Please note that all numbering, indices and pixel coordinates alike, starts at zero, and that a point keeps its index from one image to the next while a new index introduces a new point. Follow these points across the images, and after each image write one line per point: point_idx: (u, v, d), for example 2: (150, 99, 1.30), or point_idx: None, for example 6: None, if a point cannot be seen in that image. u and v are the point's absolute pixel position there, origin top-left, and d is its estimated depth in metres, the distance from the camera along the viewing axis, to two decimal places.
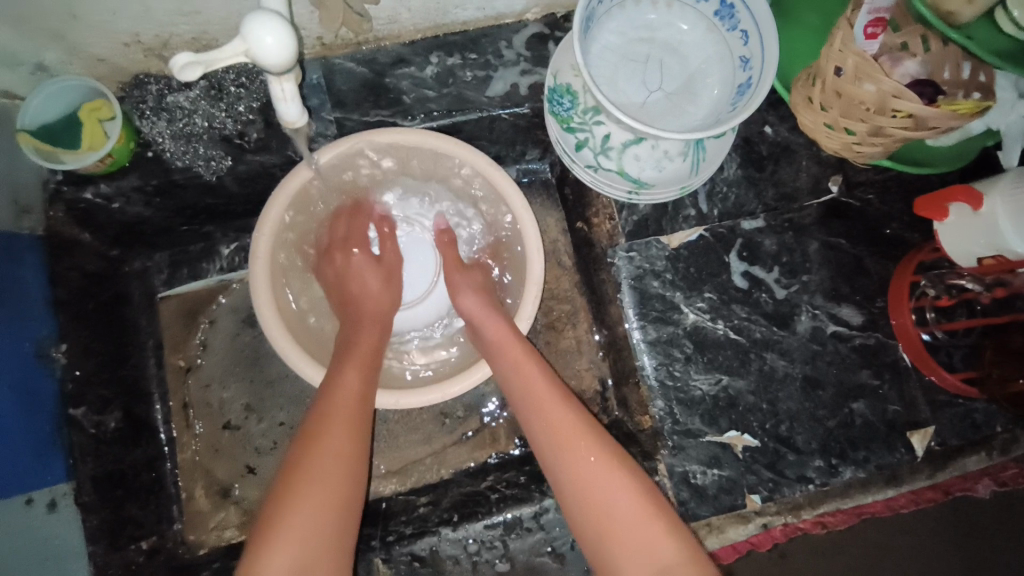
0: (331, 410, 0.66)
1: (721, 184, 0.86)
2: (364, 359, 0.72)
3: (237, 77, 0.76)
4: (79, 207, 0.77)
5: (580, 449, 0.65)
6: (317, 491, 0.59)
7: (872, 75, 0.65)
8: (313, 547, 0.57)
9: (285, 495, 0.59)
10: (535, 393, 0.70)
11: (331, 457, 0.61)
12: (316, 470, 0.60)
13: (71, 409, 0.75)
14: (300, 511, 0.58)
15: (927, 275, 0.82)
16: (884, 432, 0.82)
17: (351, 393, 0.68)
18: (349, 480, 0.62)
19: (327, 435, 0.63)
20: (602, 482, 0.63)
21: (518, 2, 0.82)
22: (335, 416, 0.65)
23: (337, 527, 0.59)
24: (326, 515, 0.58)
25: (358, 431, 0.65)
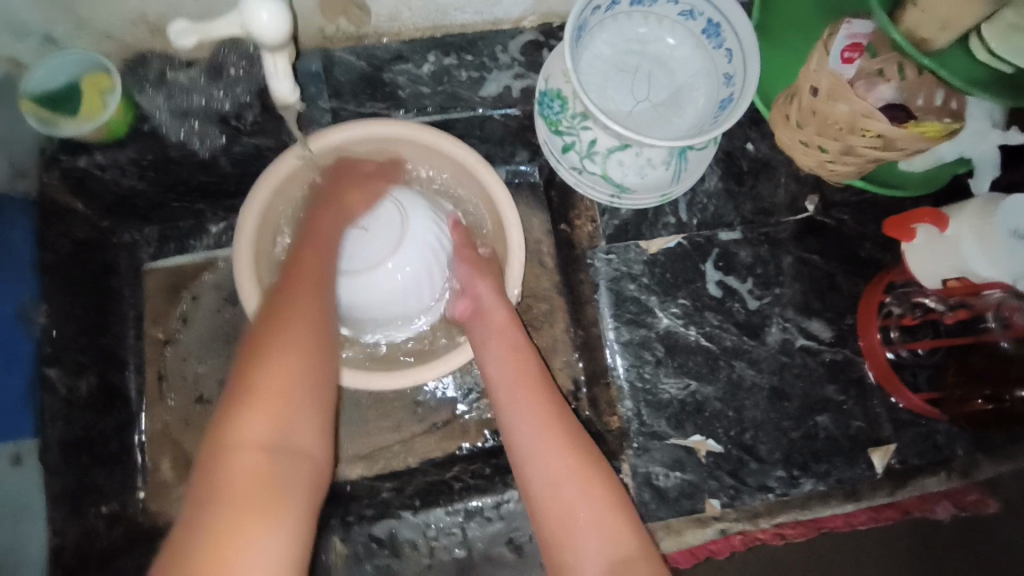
0: (293, 290, 0.67)
1: (701, 195, 0.88)
2: (324, 250, 0.73)
3: (238, 60, 0.77)
4: (74, 175, 0.79)
5: (549, 445, 0.70)
6: (286, 351, 0.60)
7: (847, 96, 0.67)
8: (290, 404, 0.58)
9: (257, 360, 0.59)
10: (527, 387, 0.74)
11: (297, 327, 0.63)
12: (284, 339, 0.61)
13: (46, 369, 0.75)
14: (272, 369, 0.59)
15: (894, 293, 0.84)
16: (847, 447, 0.83)
17: (311, 277, 0.69)
18: (315, 347, 0.63)
19: (292, 311, 0.64)
20: (569, 478, 0.68)
21: (516, 9, 0.85)
22: (297, 295, 0.66)
23: (311, 387, 0.60)
24: (297, 372, 0.60)
25: (321, 306, 0.67)
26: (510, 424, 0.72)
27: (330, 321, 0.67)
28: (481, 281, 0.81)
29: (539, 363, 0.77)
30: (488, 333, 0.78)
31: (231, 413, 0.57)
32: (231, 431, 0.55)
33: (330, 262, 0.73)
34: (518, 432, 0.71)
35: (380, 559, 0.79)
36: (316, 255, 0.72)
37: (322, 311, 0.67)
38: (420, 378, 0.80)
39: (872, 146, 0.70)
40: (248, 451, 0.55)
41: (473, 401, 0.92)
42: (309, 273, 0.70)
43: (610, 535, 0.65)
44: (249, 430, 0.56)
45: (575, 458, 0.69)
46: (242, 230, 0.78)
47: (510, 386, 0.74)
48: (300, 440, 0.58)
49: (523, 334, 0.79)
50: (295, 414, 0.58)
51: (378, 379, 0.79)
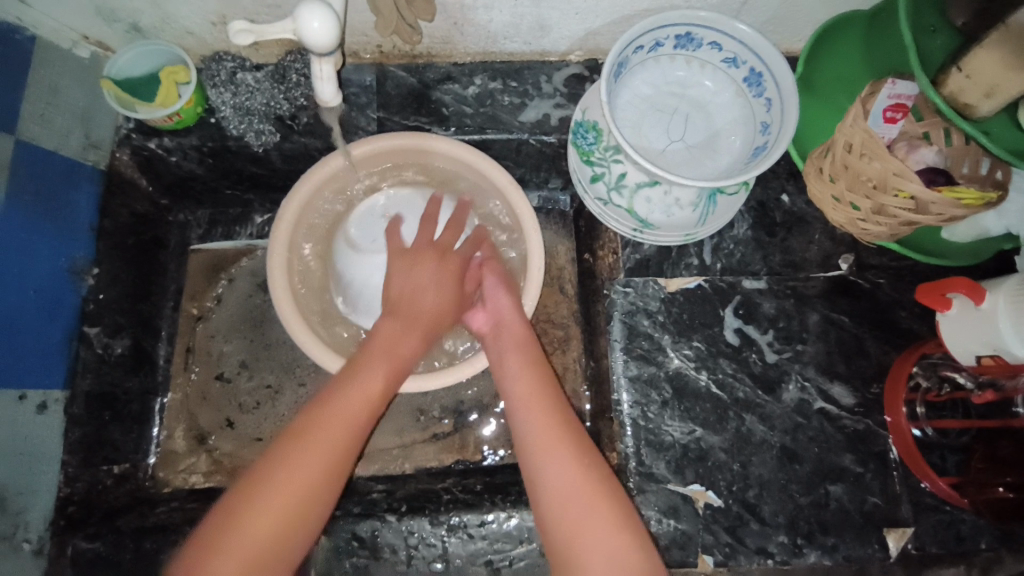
0: (332, 409, 0.66)
1: (729, 240, 0.88)
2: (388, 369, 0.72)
3: (301, 67, 0.86)
4: (142, 154, 0.87)
5: (566, 465, 0.68)
6: (287, 495, 0.61)
7: (880, 153, 0.66)
8: (266, 549, 0.59)
9: (259, 487, 0.61)
10: (535, 396, 0.73)
11: (309, 467, 0.63)
12: (290, 479, 0.62)
13: (87, 326, 0.81)
14: (259, 515, 0.60)
15: (922, 364, 0.80)
16: (859, 523, 0.77)
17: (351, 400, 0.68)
18: (316, 495, 0.62)
19: (314, 443, 0.64)
20: (586, 498, 0.66)
21: (562, 42, 0.90)
22: (331, 419, 0.66)
23: (296, 536, 0.61)
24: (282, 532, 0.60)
25: (348, 443, 0.65)
26: (525, 438, 0.71)
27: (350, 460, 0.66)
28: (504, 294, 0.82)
29: (548, 376, 0.76)
30: (506, 344, 0.78)
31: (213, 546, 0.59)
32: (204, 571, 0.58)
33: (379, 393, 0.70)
34: (534, 447, 0.70)
35: (358, 560, 0.75)
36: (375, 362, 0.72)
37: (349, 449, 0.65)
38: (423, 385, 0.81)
39: (905, 208, 0.68)
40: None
41: (475, 416, 0.92)
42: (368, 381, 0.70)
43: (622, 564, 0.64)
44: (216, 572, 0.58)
45: (590, 480, 0.68)
46: (283, 215, 0.83)
47: (527, 400, 0.73)
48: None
49: (532, 343, 0.79)
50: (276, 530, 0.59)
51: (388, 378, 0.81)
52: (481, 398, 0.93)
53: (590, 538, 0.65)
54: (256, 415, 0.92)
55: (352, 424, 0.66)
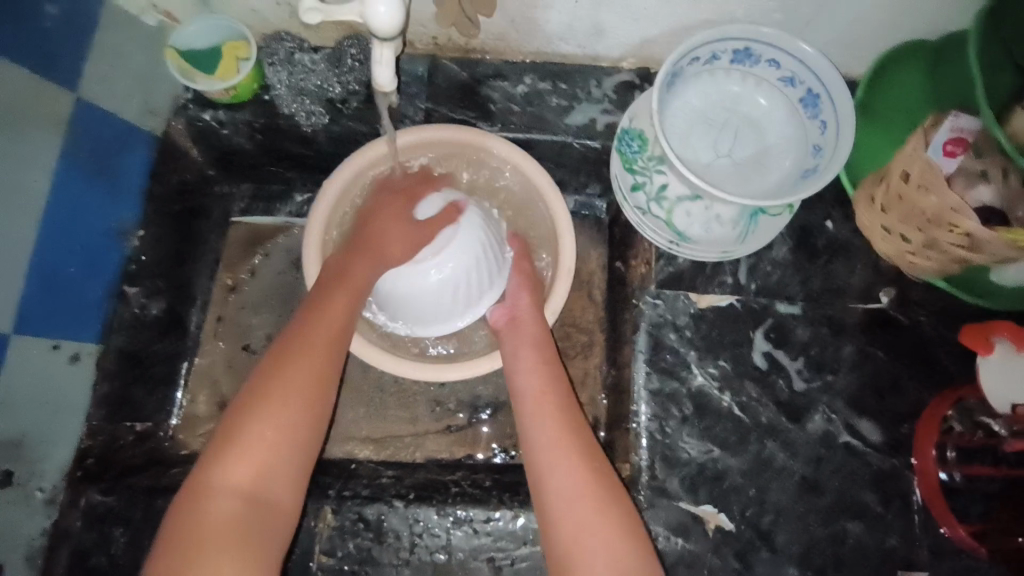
0: (312, 327, 0.69)
1: (767, 262, 0.86)
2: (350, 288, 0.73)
3: (356, 53, 0.88)
4: (196, 125, 0.89)
5: (567, 460, 0.69)
6: (280, 401, 0.64)
7: (938, 185, 0.64)
8: (272, 456, 0.63)
9: (258, 398, 0.64)
10: (541, 390, 0.75)
11: (298, 376, 0.66)
12: (282, 389, 0.65)
13: (127, 287, 0.84)
14: (257, 423, 0.63)
15: (958, 408, 0.76)
16: (875, 563, 0.75)
17: (329, 315, 0.71)
18: (309, 403, 0.66)
19: (300, 356, 0.67)
20: (589, 499, 0.67)
21: (616, 48, 0.89)
22: (313, 333, 0.69)
23: (294, 442, 0.64)
24: (290, 437, 0.64)
25: (329, 353, 0.69)
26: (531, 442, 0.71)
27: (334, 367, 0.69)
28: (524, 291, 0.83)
29: (562, 375, 0.77)
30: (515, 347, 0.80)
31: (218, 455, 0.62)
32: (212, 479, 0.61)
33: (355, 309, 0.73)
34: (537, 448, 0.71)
35: (362, 542, 0.75)
36: (343, 289, 0.73)
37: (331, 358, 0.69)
38: (446, 375, 0.83)
39: (959, 245, 0.67)
40: (222, 504, 0.60)
41: (490, 413, 0.92)
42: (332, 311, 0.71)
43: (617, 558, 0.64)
44: (226, 479, 0.61)
45: (592, 481, 0.68)
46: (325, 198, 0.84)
47: (533, 402, 0.74)
48: (276, 495, 0.62)
49: (551, 343, 0.80)
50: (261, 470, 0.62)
51: (410, 366, 0.83)
52: (498, 395, 0.93)
53: (592, 532, 0.65)
54: None
55: (328, 334, 0.70)
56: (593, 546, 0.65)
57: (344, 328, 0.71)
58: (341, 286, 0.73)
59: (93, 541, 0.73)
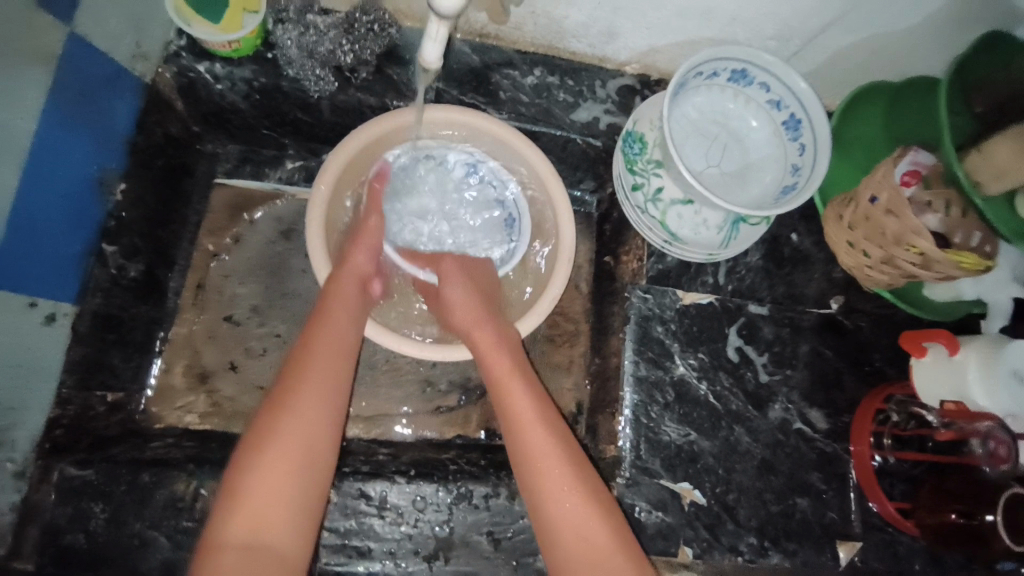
0: (304, 376, 0.68)
1: (743, 266, 0.95)
2: (337, 331, 0.72)
3: (371, 22, 0.86)
4: (187, 75, 0.84)
5: (567, 482, 0.67)
6: (274, 455, 0.62)
7: (902, 211, 0.75)
8: (270, 511, 0.60)
9: (256, 450, 0.62)
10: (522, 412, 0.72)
11: (291, 428, 0.64)
12: (276, 443, 0.63)
13: (104, 245, 0.77)
14: (255, 477, 0.61)
15: (893, 403, 0.89)
16: (817, 534, 0.87)
17: (321, 362, 0.69)
18: (305, 457, 0.63)
19: (292, 407, 0.65)
20: (591, 526, 0.65)
21: (623, 53, 0.94)
22: (309, 378, 0.68)
23: (291, 498, 0.61)
24: (289, 490, 0.61)
25: (322, 404, 0.67)
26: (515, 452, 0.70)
27: (331, 418, 0.67)
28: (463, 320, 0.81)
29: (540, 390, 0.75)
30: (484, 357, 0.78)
31: (217, 511, 0.60)
32: (213, 538, 0.58)
33: (345, 356, 0.72)
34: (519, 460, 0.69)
35: (365, 516, 0.76)
36: (327, 333, 0.72)
37: (325, 408, 0.67)
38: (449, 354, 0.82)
39: (913, 262, 0.78)
40: (227, 555, 0.57)
41: (479, 395, 0.95)
42: (319, 345, 0.71)
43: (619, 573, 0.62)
44: (225, 534, 0.58)
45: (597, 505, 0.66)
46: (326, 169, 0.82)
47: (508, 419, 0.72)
48: (278, 539, 0.60)
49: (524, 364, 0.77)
50: (264, 511, 0.60)
51: (408, 344, 0.82)
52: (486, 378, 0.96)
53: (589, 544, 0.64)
54: (265, 361, 0.90)
55: (323, 383, 0.68)
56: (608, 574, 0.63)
57: (337, 376, 0.69)
58: (322, 323, 0.73)
59: (67, 517, 0.68)
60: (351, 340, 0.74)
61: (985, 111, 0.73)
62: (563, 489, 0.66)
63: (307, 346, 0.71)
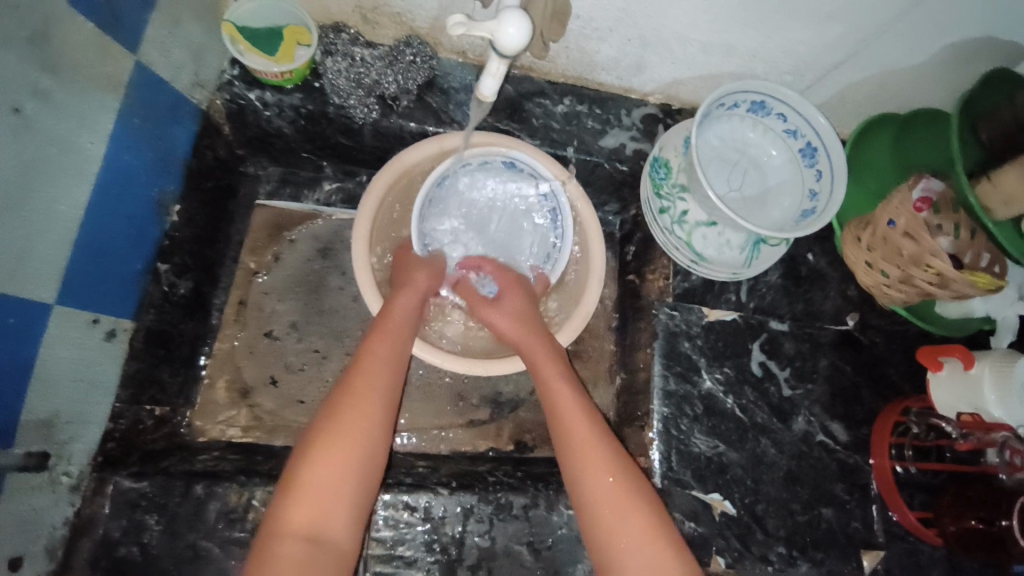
0: (366, 376, 0.71)
1: (763, 284, 1.00)
2: (394, 336, 0.77)
3: (415, 53, 0.89)
4: (238, 103, 0.87)
5: (598, 466, 0.71)
6: (337, 447, 0.65)
7: (919, 233, 0.81)
8: (330, 502, 0.63)
9: (317, 445, 0.65)
10: (562, 406, 0.76)
11: (353, 423, 0.67)
12: (340, 437, 0.66)
13: (160, 263, 0.80)
14: (319, 468, 0.64)
15: (912, 416, 0.93)
16: (842, 542, 0.90)
17: (382, 364, 0.73)
18: (364, 453, 0.66)
19: (354, 404, 0.69)
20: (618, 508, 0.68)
21: (649, 84, 0.99)
22: (368, 381, 0.71)
23: (351, 491, 0.64)
24: (349, 484, 0.64)
25: (382, 404, 0.70)
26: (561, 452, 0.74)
27: (386, 418, 0.70)
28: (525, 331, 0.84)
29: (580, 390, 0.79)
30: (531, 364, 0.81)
31: (282, 498, 0.63)
32: (277, 523, 0.61)
33: (401, 361, 0.76)
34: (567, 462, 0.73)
35: (410, 526, 0.78)
36: (386, 337, 0.76)
37: (384, 408, 0.71)
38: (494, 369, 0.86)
39: (929, 282, 0.83)
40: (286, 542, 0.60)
41: (510, 409, 0.98)
42: (379, 353, 0.74)
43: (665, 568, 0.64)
44: (289, 520, 0.61)
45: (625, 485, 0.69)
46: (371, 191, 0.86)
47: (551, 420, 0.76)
48: (334, 533, 0.62)
49: (562, 363, 0.82)
50: (323, 504, 0.62)
51: (451, 360, 0.85)
52: (518, 392, 0.99)
53: (636, 540, 0.65)
54: (302, 376, 0.93)
55: (382, 384, 0.71)
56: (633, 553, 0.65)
57: (394, 379, 0.73)
58: (381, 331, 0.77)
59: (122, 529, 0.71)
60: (406, 345, 0.78)
61: (991, 139, 0.78)
62: (599, 471, 0.70)
63: (368, 352, 0.74)
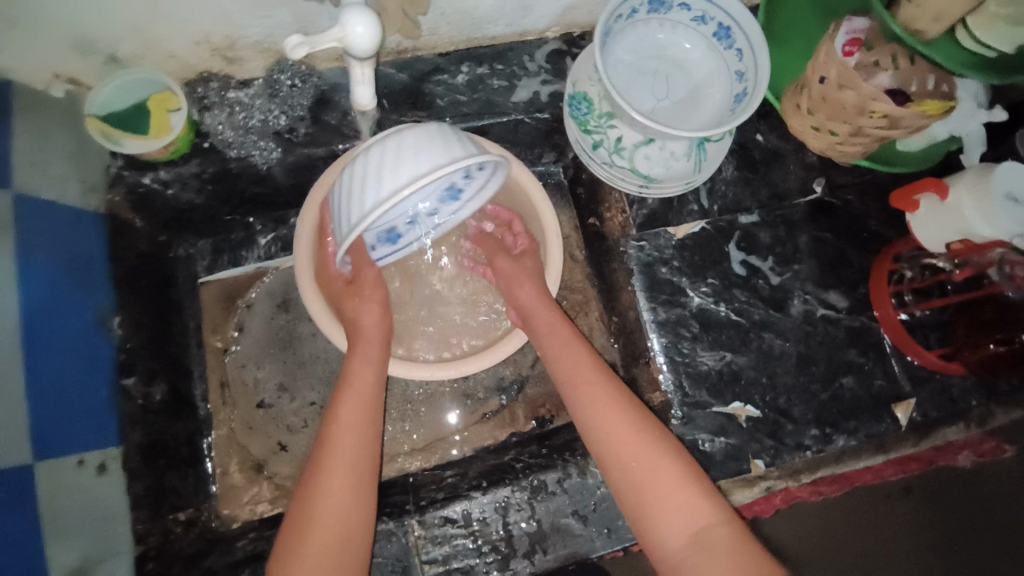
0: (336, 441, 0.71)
1: (720, 183, 0.96)
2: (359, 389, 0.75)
3: (291, 78, 0.84)
4: (137, 192, 0.83)
5: (623, 424, 0.70)
6: (317, 518, 0.67)
7: (853, 81, 0.77)
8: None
9: (299, 520, 0.67)
10: (579, 366, 0.76)
11: (330, 495, 0.68)
12: (318, 522, 0.66)
13: (125, 379, 0.78)
14: (300, 543, 0.65)
15: (905, 261, 0.93)
16: (871, 404, 0.90)
17: (350, 429, 0.72)
18: (344, 520, 0.67)
19: (326, 470, 0.69)
20: (644, 458, 0.68)
21: (542, 21, 0.93)
22: (336, 442, 0.71)
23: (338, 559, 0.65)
24: (335, 558, 0.65)
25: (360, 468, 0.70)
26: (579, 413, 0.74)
27: (365, 475, 0.70)
28: (528, 284, 0.84)
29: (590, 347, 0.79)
30: (540, 328, 0.81)
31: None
32: None
33: (373, 412, 0.75)
34: (589, 425, 0.72)
35: (456, 540, 0.79)
36: (349, 391, 0.75)
37: (360, 473, 0.70)
38: (492, 359, 0.86)
39: (878, 127, 0.80)
40: None
41: (517, 390, 0.97)
42: (344, 410, 0.74)
43: (700, 511, 0.64)
44: None
45: (644, 436, 0.69)
46: (304, 217, 0.84)
47: (570, 381, 0.76)
48: None
49: (571, 325, 0.82)
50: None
51: (440, 370, 0.85)
52: (519, 371, 0.98)
53: (657, 486, 0.66)
54: (307, 432, 0.92)
55: (351, 439, 0.72)
56: (665, 502, 0.65)
57: (368, 440, 0.72)
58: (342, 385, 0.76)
59: None
60: (376, 388, 0.77)
61: None
62: (624, 428, 0.70)
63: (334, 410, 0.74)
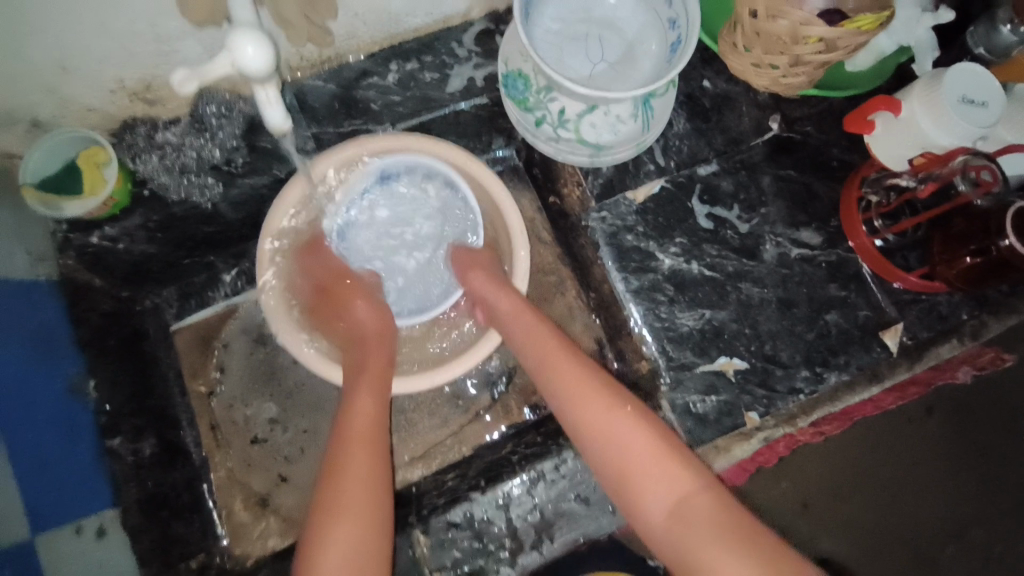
0: (345, 439, 0.68)
1: (673, 138, 0.93)
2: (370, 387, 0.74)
3: (216, 109, 0.82)
4: (88, 252, 0.83)
5: (597, 404, 0.69)
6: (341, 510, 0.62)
7: (783, 10, 0.74)
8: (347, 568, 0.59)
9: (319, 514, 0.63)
10: (549, 351, 0.75)
11: (348, 483, 0.64)
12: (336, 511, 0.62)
13: (109, 440, 0.80)
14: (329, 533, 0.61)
15: (869, 184, 0.89)
16: (859, 335, 0.89)
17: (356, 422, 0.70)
18: (367, 507, 0.63)
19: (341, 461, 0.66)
20: (620, 432, 0.66)
21: (461, 2, 0.90)
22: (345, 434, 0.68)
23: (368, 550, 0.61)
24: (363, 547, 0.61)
25: (371, 465, 0.66)
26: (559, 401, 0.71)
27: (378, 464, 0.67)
28: (476, 275, 0.84)
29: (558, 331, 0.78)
30: (499, 319, 0.81)
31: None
32: None
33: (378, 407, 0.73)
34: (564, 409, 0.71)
35: (463, 543, 0.80)
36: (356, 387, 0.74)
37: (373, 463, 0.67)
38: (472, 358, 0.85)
39: (816, 52, 0.77)
40: None
41: (507, 380, 0.96)
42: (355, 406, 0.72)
43: (681, 486, 0.62)
44: None
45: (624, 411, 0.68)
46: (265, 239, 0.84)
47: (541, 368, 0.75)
48: None
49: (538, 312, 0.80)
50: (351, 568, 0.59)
51: (415, 379, 0.84)
52: (505, 363, 0.97)
53: (633, 458, 0.64)
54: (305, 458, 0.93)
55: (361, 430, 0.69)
56: (645, 477, 0.64)
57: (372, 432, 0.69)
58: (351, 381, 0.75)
59: None
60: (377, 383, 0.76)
61: None
62: (598, 406, 0.68)
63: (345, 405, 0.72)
